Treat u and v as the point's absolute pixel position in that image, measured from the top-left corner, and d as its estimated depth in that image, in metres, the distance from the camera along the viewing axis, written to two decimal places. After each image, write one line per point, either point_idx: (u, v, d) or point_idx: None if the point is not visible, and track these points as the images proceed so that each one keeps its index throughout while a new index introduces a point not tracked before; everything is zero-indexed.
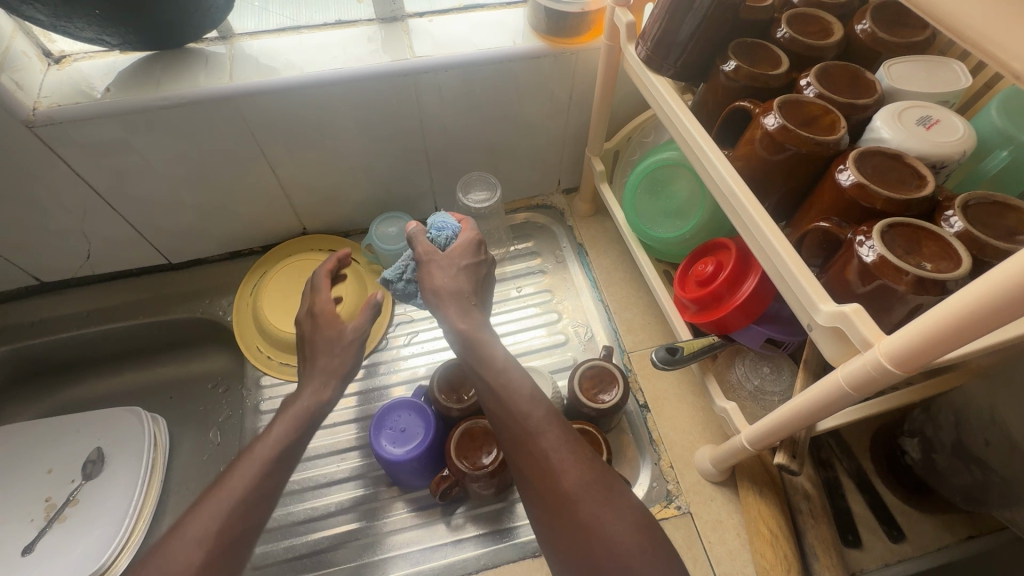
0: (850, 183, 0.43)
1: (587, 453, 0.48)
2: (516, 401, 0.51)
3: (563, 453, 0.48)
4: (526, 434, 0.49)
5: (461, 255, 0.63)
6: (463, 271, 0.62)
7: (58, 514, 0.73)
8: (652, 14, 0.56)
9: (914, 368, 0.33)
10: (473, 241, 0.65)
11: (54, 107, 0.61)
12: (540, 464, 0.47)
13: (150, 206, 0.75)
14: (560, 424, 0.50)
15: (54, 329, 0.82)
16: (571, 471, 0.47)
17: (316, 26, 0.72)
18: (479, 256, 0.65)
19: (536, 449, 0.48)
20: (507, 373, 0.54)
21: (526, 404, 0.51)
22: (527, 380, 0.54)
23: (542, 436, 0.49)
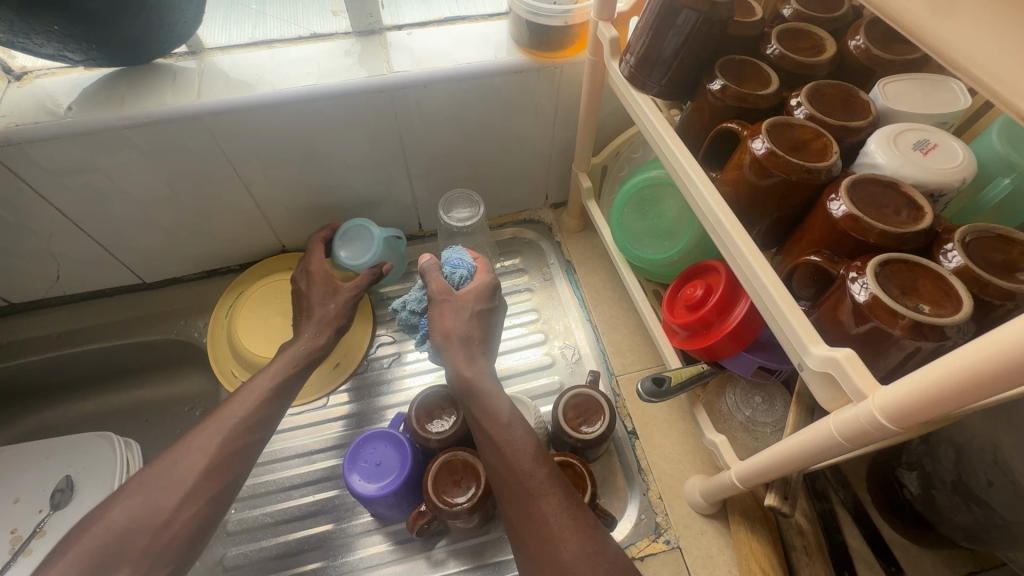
0: (842, 213, 0.40)
1: (587, 519, 0.48)
2: (520, 459, 0.51)
3: (563, 517, 0.47)
4: (527, 495, 0.49)
5: (474, 300, 0.62)
6: (475, 316, 0.62)
7: (23, 548, 0.70)
8: (637, 28, 0.53)
9: (910, 425, 0.31)
10: (487, 283, 0.64)
11: (11, 127, 0.58)
12: (539, 530, 0.47)
13: (120, 226, 0.73)
14: (563, 488, 0.49)
15: (22, 352, 0.79)
16: (571, 538, 0.46)
17: (289, 39, 0.69)
18: (491, 303, 0.64)
19: (536, 512, 0.48)
20: (512, 430, 0.53)
21: (529, 464, 0.50)
22: (532, 438, 0.54)
23: (543, 499, 0.48)
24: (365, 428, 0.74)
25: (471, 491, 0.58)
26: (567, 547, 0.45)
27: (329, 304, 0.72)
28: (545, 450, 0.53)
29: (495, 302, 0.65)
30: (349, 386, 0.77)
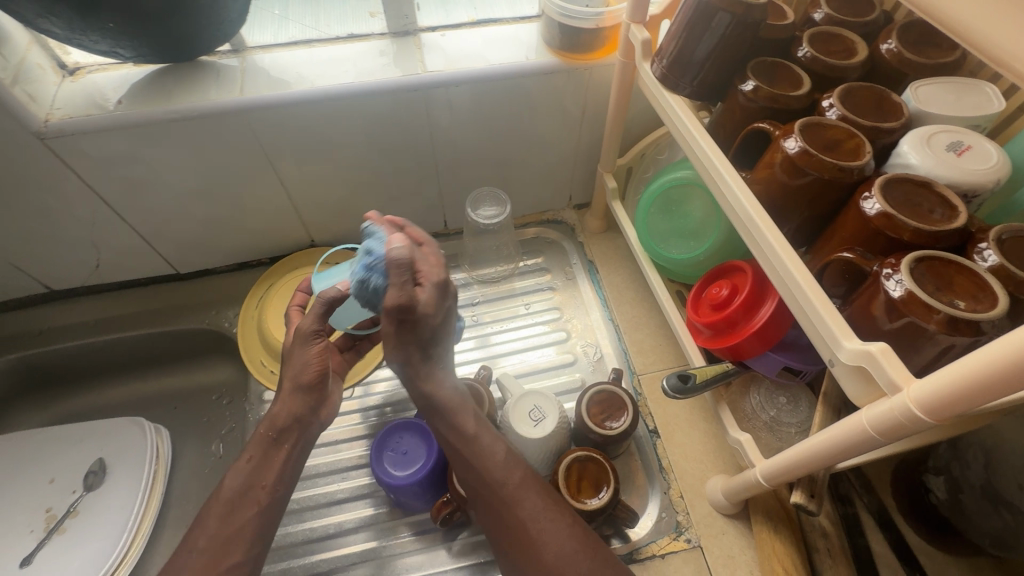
0: (875, 212, 0.41)
1: (566, 518, 0.52)
2: (491, 468, 0.53)
3: (543, 519, 0.51)
4: (504, 503, 0.52)
5: (434, 315, 0.49)
6: (433, 329, 0.51)
7: (58, 526, 0.73)
8: (670, 30, 0.54)
9: (945, 417, 0.31)
10: (440, 286, 0.51)
11: (65, 119, 0.61)
12: (521, 532, 0.51)
13: (160, 218, 0.75)
14: (537, 486, 0.53)
15: (61, 337, 0.82)
16: (553, 537, 0.50)
17: (327, 39, 0.71)
18: (449, 301, 0.52)
19: (516, 516, 0.51)
20: (480, 436, 0.55)
21: (502, 471, 0.53)
22: (500, 443, 0.55)
23: (522, 504, 0.52)
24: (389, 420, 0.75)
25: None
26: (551, 546, 0.50)
27: (297, 363, 0.59)
28: (513, 452, 0.55)
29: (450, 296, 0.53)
30: (374, 378, 0.78)
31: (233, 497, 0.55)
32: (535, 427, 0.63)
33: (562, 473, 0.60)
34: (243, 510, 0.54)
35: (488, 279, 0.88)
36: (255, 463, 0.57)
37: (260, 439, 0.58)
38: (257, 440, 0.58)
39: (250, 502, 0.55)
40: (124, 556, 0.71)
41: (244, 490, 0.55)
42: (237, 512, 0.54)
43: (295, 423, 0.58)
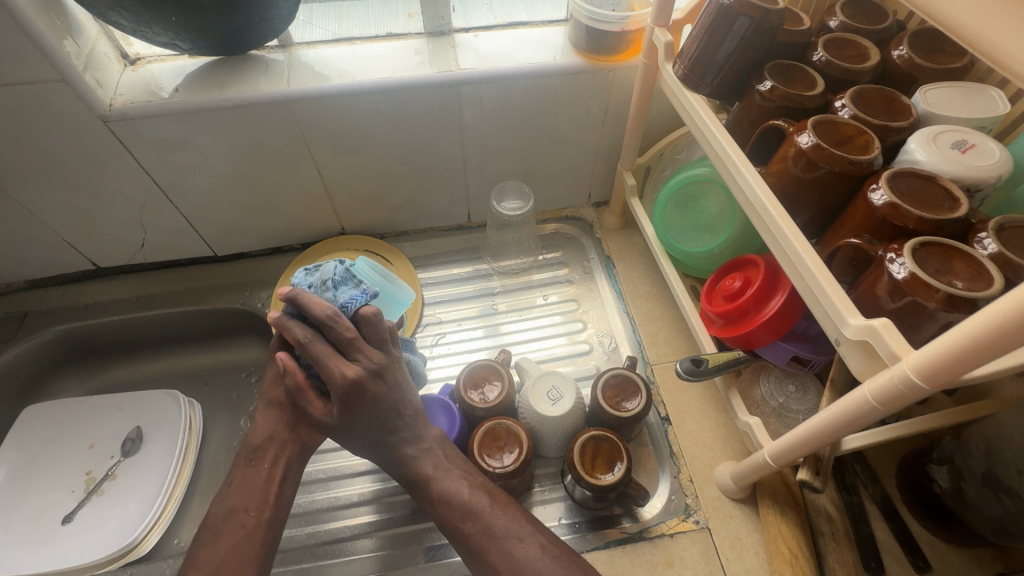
0: (882, 202, 0.44)
1: (536, 551, 0.52)
2: (455, 516, 0.55)
3: (516, 555, 0.52)
4: (477, 549, 0.53)
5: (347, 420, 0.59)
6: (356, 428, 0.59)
7: (97, 487, 0.77)
8: (691, 34, 0.58)
9: (942, 383, 0.34)
10: (345, 396, 0.56)
11: (128, 104, 0.66)
12: (499, 573, 0.52)
13: (204, 201, 0.80)
14: (505, 518, 0.54)
15: (105, 311, 0.86)
16: (527, 568, 0.51)
17: (367, 38, 0.76)
18: (367, 397, 0.57)
19: (490, 557, 0.53)
20: (442, 483, 0.57)
21: (466, 515, 0.54)
22: (460, 485, 0.56)
23: (493, 543, 0.53)
24: None
25: (515, 454, 0.62)
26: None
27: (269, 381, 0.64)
28: (474, 493, 0.56)
29: (369, 390, 0.57)
30: None
31: (218, 522, 0.56)
32: (553, 405, 0.67)
33: (577, 451, 0.62)
34: (230, 534, 0.55)
35: (509, 270, 0.92)
36: (238, 486, 0.58)
37: (240, 462, 0.60)
38: (237, 465, 0.60)
39: (235, 526, 0.55)
40: (158, 518, 0.73)
41: (228, 514, 0.56)
42: (222, 538, 0.54)
43: (269, 441, 0.60)
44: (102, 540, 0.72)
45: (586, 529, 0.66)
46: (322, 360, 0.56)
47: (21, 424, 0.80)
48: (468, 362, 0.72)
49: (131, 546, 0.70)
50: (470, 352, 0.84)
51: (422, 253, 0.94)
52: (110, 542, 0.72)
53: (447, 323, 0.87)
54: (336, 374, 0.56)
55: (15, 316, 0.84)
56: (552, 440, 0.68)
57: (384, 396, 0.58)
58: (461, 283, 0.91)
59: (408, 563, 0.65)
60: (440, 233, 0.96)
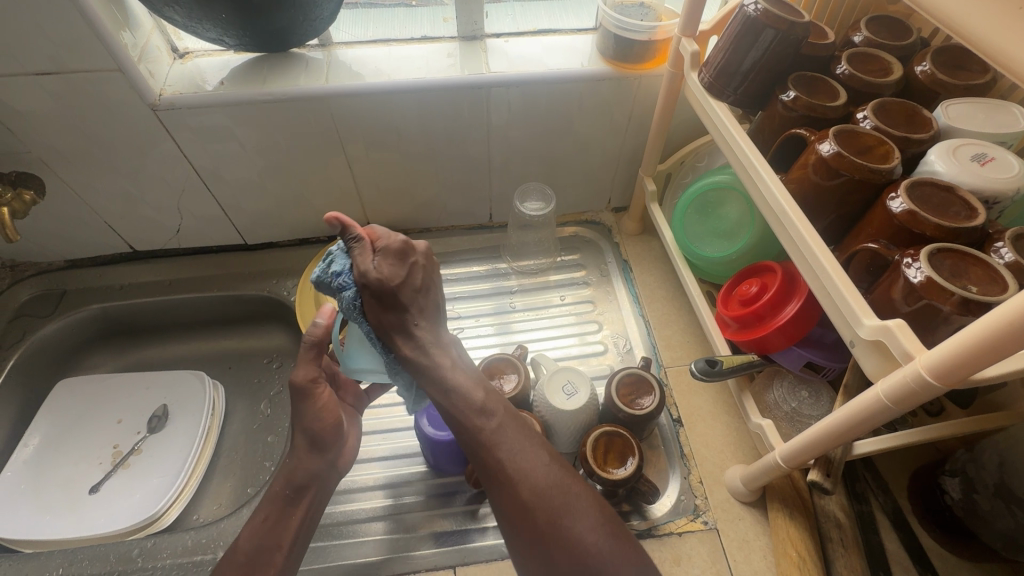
0: (901, 210, 0.45)
1: (545, 457, 0.56)
2: (470, 415, 0.57)
3: (522, 458, 0.56)
4: (485, 446, 0.56)
5: (392, 277, 0.57)
6: (395, 290, 0.57)
7: (124, 461, 0.80)
8: (717, 44, 0.60)
9: (953, 381, 0.35)
10: (396, 249, 0.59)
11: (177, 95, 0.70)
12: (505, 471, 0.55)
13: (239, 189, 0.84)
14: (515, 427, 0.58)
15: (138, 293, 0.90)
16: (532, 474, 0.55)
17: (403, 40, 0.80)
18: (410, 260, 0.60)
19: (498, 455, 0.56)
20: (462, 385, 0.59)
21: (480, 415, 0.58)
22: (477, 389, 0.60)
23: (502, 444, 0.56)
24: None
25: None
26: (535, 483, 0.54)
27: (310, 417, 0.63)
28: (492, 398, 0.59)
29: (413, 258, 0.60)
30: None
31: (247, 559, 0.58)
32: (568, 399, 0.68)
33: (591, 444, 0.64)
34: (261, 571, 0.57)
35: (528, 270, 0.94)
36: (269, 523, 0.60)
37: (277, 498, 0.62)
38: (273, 500, 0.62)
39: (265, 564, 0.58)
40: (178, 495, 0.75)
41: (261, 551, 0.58)
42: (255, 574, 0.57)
43: (310, 481, 0.63)
44: (125, 512, 0.75)
45: None
46: (379, 229, 0.62)
47: (54, 397, 0.83)
48: (485, 355, 0.73)
49: (151, 519, 0.72)
50: (486, 347, 0.86)
51: (443, 249, 0.96)
52: (133, 514, 0.74)
53: (465, 318, 0.89)
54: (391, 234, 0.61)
55: (53, 293, 0.88)
56: (565, 435, 0.69)
57: (422, 269, 0.61)
58: (479, 280, 0.93)
59: (420, 548, 0.66)
60: (462, 231, 0.98)
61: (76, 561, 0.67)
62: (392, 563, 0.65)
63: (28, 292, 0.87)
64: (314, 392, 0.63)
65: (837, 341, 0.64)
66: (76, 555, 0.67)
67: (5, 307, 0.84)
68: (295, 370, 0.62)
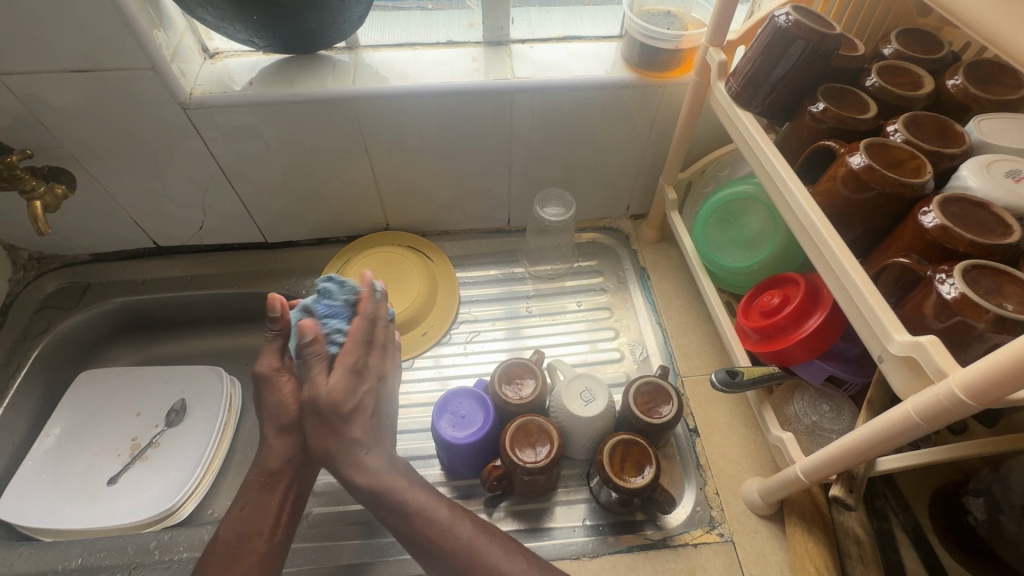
0: (933, 224, 0.45)
1: (521, 563, 0.55)
2: (436, 535, 0.56)
3: (502, 568, 0.55)
4: (461, 565, 0.55)
5: (342, 401, 0.59)
6: (342, 414, 0.59)
7: (142, 453, 0.81)
8: (745, 54, 0.60)
9: (989, 400, 0.34)
10: (350, 373, 0.61)
11: (206, 94, 0.71)
12: None
13: (262, 189, 0.85)
14: (487, 538, 0.57)
15: (160, 288, 0.91)
16: None
17: (428, 44, 0.81)
18: (362, 386, 0.62)
19: (478, 571, 0.55)
20: (421, 503, 0.58)
21: (451, 530, 0.57)
22: (439, 504, 0.59)
23: (477, 557, 0.55)
24: (438, 392, 0.82)
25: (547, 450, 0.63)
26: None
27: (274, 407, 0.62)
28: (455, 513, 0.58)
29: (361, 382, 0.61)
30: (434, 352, 0.86)
31: (230, 548, 0.57)
32: (585, 406, 0.68)
33: (607, 452, 0.63)
34: (242, 559, 0.57)
35: (545, 275, 0.94)
36: (248, 512, 0.59)
37: (253, 486, 0.61)
38: (249, 489, 0.61)
39: (249, 552, 0.57)
40: (195, 487, 0.76)
41: (242, 538, 0.58)
42: (236, 563, 0.56)
43: (285, 466, 0.62)
44: (142, 503, 0.76)
45: (608, 532, 0.67)
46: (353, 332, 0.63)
47: (75, 389, 0.84)
48: (502, 360, 0.73)
49: (169, 511, 0.73)
50: (502, 351, 0.86)
51: (460, 253, 0.97)
52: (151, 505, 0.75)
53: (481, 321, 0.89)
54: (350, 354, 0.62)
55: (78, 286, 0.90)
56: (581, 441, 0.69)
57: (375, 392, 0.63)
58: (496, 284, 0.93)
59: None
60: (479, 235, 0.98)
61: (95, 551, 0.68)
62: (406, 565, 0.65)
63: (54, 285, 0.89)
64: (276, 382, 0.63)
65: (860, 355, 0.63)
66: (95, 546, 0.68)
67: (30, 300, 0.86)
68: (259, 359, 0.63)
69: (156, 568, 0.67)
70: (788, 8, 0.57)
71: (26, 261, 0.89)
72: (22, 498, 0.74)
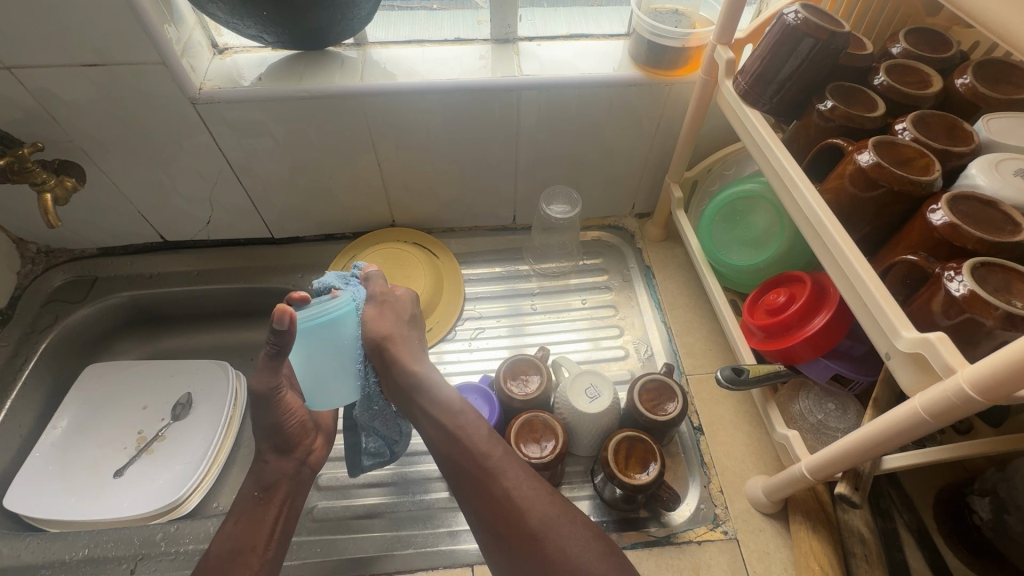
0: (942, 222, 0.45)
1: (543, 488, 0.57)
2: (476, 443, 0.59)
3: (522, 489, 0.56)
4: (486, 475, 0.57)
5: (410, 303, 0.70)
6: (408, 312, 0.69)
7: (147, 446, 0.81)
8: (754, 52, 0.60)
9: (997, 397, 0.35)
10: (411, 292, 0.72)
11: (215, 89, 0.71)
12: (507, 503, 0.55)
13: (269, 184, 0.85)
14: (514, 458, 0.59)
15: (166, 282, 0.91)
16: (534, 505, 0.55)
17: (436, 41, 0.81)
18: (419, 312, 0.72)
19: (499, 485, 0.56)
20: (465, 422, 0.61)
21: (485, 446, 0.59)
22: (482, 422, 0.62)
23: (502, 478, 0.57)
24: None
25: (552, 445, 0.64)
26: (536, 514, 0.54)
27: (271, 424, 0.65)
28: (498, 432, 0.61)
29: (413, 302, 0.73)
30: (438, 347, 0.86)
31: (225, 559, 0.58)
32: (591, 402, 0.68)
33: (612, 448, 0.64)
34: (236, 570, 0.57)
35: (550, 272, 0.94)
36: (242, 525, 0.61)
37: (247, 501, 0.63)
38: (244, 502, 0.63)
39: (240, 566, 0.57)
40: (201, 480, 0.76)
41: (234, 553, 0.58)
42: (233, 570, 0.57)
43: (281, 481, 0.65)
44: (149, 495, 0.76)
45: (612, 529, 0.67)
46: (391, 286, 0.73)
47: (82, 382, 0.85)
48: (507, 356, 0.74)
49: (175, 504, 0.73)
50: (507, 347, 0.86)
51: (465, 250, 0.97)
52: (157, 498, 0.76)
53: (486, 318, 0.89)
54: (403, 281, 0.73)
55: (85, 280, 0.90)
56: (586, 437, 0.69)
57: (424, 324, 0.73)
58: (500, 281, 0.94)
59: (438, 544, 0.67)
60: (485, 232, 0.99)
61: (101, 542, 0.69)
62: (410, 559, 0.65)
63: (61, 278, 0.89)
64: (277, 401, 0.65)
65: (866, 354, 0.63)
66: (102, 537, 0.69)
67: (38, 293, 0.87)
68: (256, 378, 0.63)
69: (162, 560, 0.67)
70: (797, 6, 0.57)
71: (35, 255, 0.89)
72: (29, 489, 0.75)
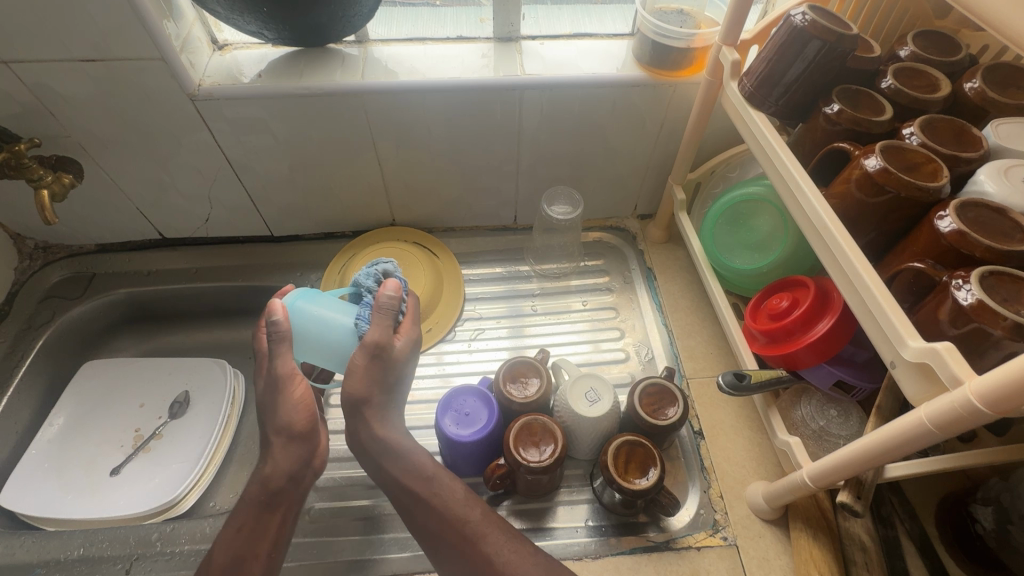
0: (950, 229, 0.44)
1: (526, 550, 0.56)
2: (453, 507, 0.58)
3: (504, 554, 0.56)
4: (465, 540, 0.57)
5: (405, 363, 0.61)
6: (398, 373, 0.60)
7: (144, 445, 0.81)
8: (760, 53, 0.59)
9: (1004, 409, 0.34)
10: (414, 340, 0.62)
11: (215, 86, 0.70)
12: (490, 565, 0.55)
13: (269, 182, 0.84)
14: (497, 528, 0.58)
15: (164, 279, 0.90)
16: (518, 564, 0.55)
17: (438, 39, 0.80)
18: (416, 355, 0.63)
19: (482, 549, 0.56)
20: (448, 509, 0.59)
21: (462, 508, 0.58)
22: (455, 483, 0.61)
23: (483, 541, 0.56)
24: (442, 390, 0.82)
25: (551, 449, 0.63)
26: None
27: (285, 414, 0.60)
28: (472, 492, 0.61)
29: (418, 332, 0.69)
30: (438, 348, 0.85)
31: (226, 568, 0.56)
32: (590, 406, 0.67)
33: (610, 453, 0.63)
34: None
35: (550, 273, 0.93)
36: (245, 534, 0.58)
37: (252, 505, 0.59)
38: (248, 506, 0.59)
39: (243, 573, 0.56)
40: (198, 478, 0.75)
41: (237, 561, 0.56)
42: None
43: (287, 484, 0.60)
44: (145, 495, 0.76)
45: (610, 534, 0.67)
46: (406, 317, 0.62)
47: (78, 378, 0.84)
48: (507, 359, 0.73)
49: (171, 503, 0.72)
50: (507, 349, 0.86)
51: (466, 250, 0.96)
52: (155, 497, 0.75)
53: (486, 319, 0.89)
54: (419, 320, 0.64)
55: (83, 277, 0.89)
56: (585, 441, 0.69)
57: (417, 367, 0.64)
58: (500, 282, 0.93)
59: None
60: (486, 232, 0.98)
61: (97, 541, 0.68)
62: (407, 563, 0.65)
63: (59, 275, 0.89)
64: (289, 387, 0.59)
65: (869, 360, 0.63)
66: (98, 536, 0.69)
67: (36, 289, 0.86)
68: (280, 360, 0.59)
69: (158, 560, 0.67)
70: (805, 8, 0.56)
71: (32, 250, 0.89)
72: (25, 486, 0.75)
